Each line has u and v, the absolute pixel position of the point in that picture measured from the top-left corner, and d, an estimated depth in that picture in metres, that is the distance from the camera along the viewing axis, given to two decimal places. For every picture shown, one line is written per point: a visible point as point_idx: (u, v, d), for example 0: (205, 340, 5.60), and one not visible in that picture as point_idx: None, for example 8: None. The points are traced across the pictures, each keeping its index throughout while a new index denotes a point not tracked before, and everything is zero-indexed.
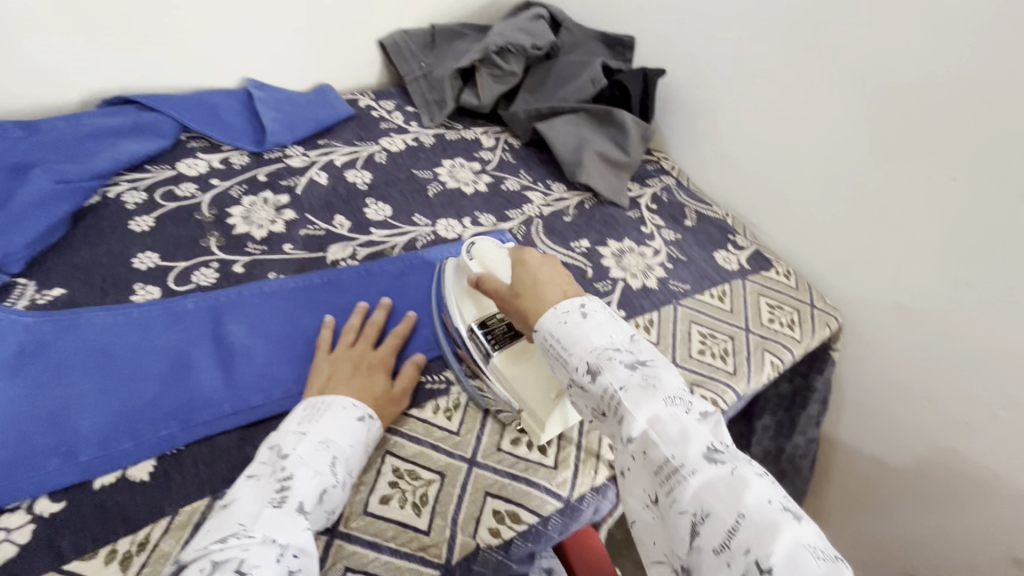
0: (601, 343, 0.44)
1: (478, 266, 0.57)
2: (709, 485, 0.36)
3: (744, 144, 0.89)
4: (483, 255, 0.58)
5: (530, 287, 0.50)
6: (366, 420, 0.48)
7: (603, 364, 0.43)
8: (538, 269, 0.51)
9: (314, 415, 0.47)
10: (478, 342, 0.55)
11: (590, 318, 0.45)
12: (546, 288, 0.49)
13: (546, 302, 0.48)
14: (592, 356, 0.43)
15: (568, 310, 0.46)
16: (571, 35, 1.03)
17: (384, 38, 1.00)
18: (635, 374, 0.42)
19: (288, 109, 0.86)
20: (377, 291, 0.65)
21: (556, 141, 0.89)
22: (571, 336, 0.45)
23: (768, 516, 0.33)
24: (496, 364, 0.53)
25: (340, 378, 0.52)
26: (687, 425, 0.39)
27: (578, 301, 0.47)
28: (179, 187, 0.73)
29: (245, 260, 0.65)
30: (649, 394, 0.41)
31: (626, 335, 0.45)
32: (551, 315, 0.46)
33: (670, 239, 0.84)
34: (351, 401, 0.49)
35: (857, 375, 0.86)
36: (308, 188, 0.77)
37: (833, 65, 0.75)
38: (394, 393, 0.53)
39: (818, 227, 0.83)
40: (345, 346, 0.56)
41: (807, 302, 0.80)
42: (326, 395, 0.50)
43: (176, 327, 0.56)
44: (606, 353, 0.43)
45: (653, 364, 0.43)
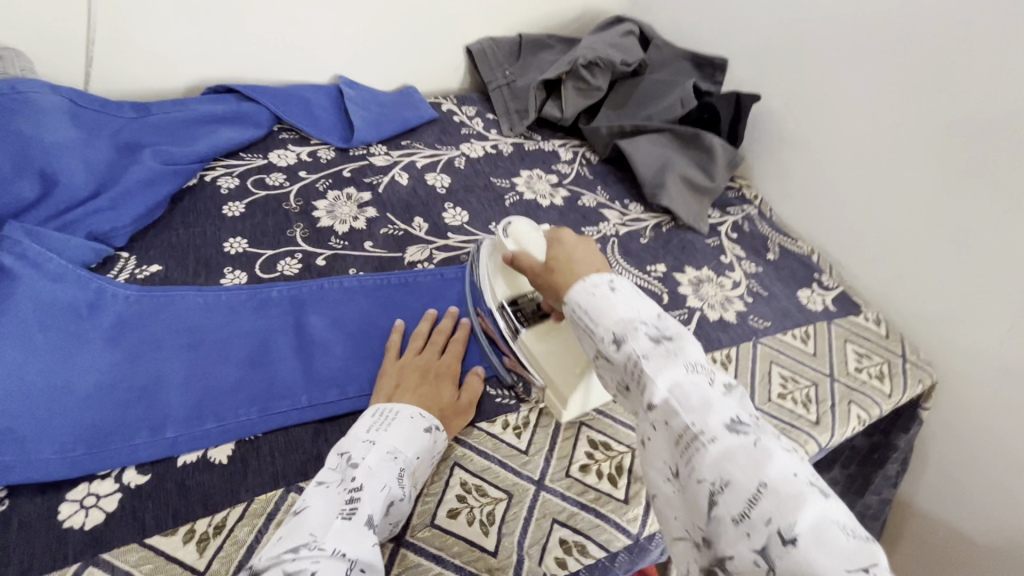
0: (627, 315, 0.42)
1: (511, 243, 0.56)
2: (731, 455, 0.33)
3: (840, 178, 0.84)
4: (517, 233, 0.57)
5: (564, 264, 0.49)
6: (433, 431, 0.47)
7: (628, 334, 0.41)
8: (573, 247, 0.50)
9: (382, 424, 0.46)
10: (508, 318, 0.55)
11: (617, 293, 0.44)
12: (580, 265, 0.48)
13: (578, 275, 0.47)
14: (618, 326, 0.41)
15: (597, 284, 0.44)
16: (660, 54, 1.01)
17: (471, 45, 1.00)
18: (659, 345, 0.40)
19: (375, 109, 0.88)
20: (450, 296, 0.64)
21: (638, 159, 0.86)
22: (598, 307, 0.43)
23: (793, 488, 0.31)
24: (523, 339, 0.54)
25: (407, 387, 0.51)
26: (709, 395, 0.36)
27: (609, 276, 0.45)
28: (270, 175, 0.75)
29: (328, 253, 0.66)
30: (671, 360, 0.38)
31: (652, 311, 0.43)
32: (581, 287, 0.45)
33: (751, 272, 0.80)
34: (418, 411, 0.48)
35: (946, 438, 0.79)
36: (390, 187, 0.78)
37: (954, 102, 0.70)
38: (460, 405, 0.52)
39: (916, 274, 0.78)
40: (413, 352, 0.55)
41: (899, 354, 0.74)
42: (393, 403, 0.49)
43: (260, 314, 0.57)
44: (630, 324, 0.41)
45: (676, 335, 0.41)
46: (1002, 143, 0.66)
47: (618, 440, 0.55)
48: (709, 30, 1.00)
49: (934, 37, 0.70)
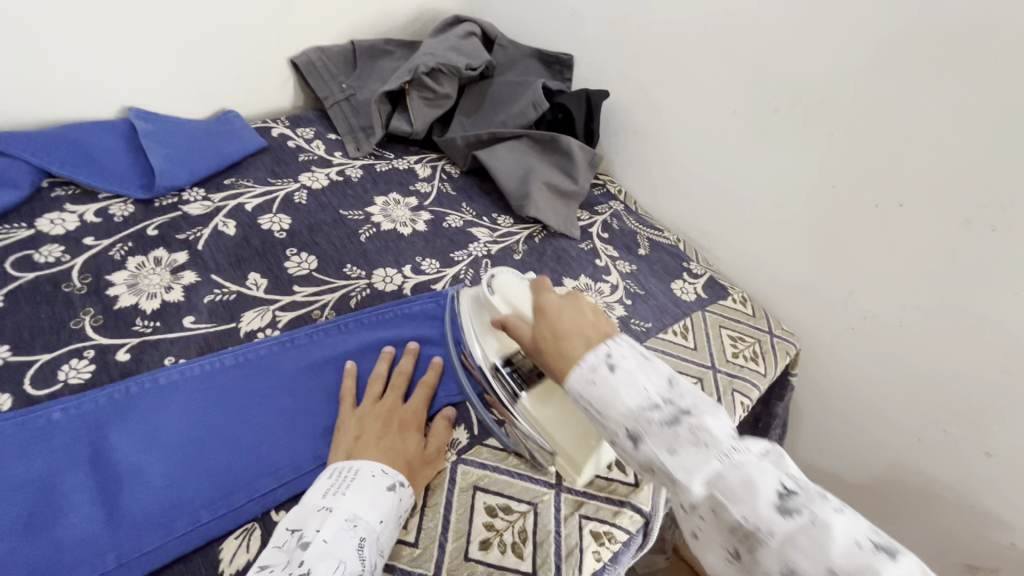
0: (636, 402, 0.40)
1: (501, 303, 0.53)
2: (791, 543, 0.33)
3: (694, 167, 0.86)
4: (502, 289, 0.54)
5: (552, 340, 0.46)
6: (398, 489, 0.45)
7: (641, 428, 0.39)
8: (558, 317, 0.47)
9: (340, 486, 0.44)
10: (503, 381, 0.52)
11: (620, 370, 0.42)
12: (570, 339, 0.45)
13: (568, 351, 0.45)
14: (630, 420, 0.40)
15: (594, 365, 0.42)
16: (506, 53, 0.97)
17: (296, 57, 0.88)
18: (679, 433, 0.38)
19: (182, 143, 0.73)
20: (305, 367, 0.54)
21: (500, 172, 0.82)
22: (603, 395, 0.41)
23: (861, 560, 0.31)
24: (524, 404, 0.51)
25: (369, 438, 0.49)
26: (749, 474, 0.35)
27: (604, 352, 0.43)
28: (40, 250, 0.58)
29: (133, 342, 0.52)
30: (700, 453, 0.37)
31: (662, 382, 0.41)
32: (577, 375, 0.43)
33: (626, 272, 0.80)
34: (379, 467, 0.45)
35: (814, 396, 0.86)
36: (212, 241, 0.65)
37: (776, 88, 0.73)
38: (428, 455, 0.50)
39: (769, 251, 0.82)
40: (371, 399, 0.52)
41: (766, 331, 0.78)
42: (353, 459, 0.46)
43: (39, 449, 0.44)
44: (641, 412, 0.40)
45: (695, 407, 0.39)
46: (820, 124, 0.71)
47: (516, 498, 0.50)
48: (550, 27, 0.97)
49: (749, 25, 0.73)
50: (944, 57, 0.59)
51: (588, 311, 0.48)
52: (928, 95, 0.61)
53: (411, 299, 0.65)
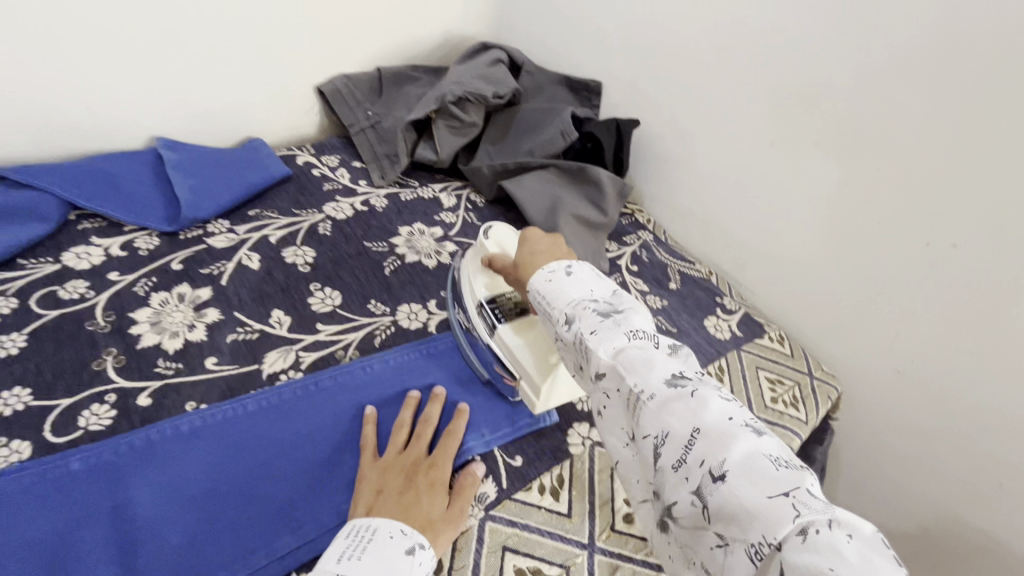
0: (579, 296, 0.46)
1: (494, 246, 0.58)
2: (668, 407, 0.36)
3: (728, 198, 0.83)
4: (498, 237, 0.59)
5: (527, 259, 0.52)
6: (417, 552, 0.42)
7: (577, 312, 0.44)
8: (537, 244, 0.53)
9: (357, 549, 0.41)
10: (486, 316, 0.57)
11: (573, 276, 0.47)
12: (542, 258, 0.51)
13: (538, 265, 0.50)
14: (569, 307, 0.45)
15: (554, 270, 0.48)
16: (533, 79, 0.96)
17: (323, 84, 0.88)
18: (606, 321, 0.43)
19: (208, 174, 0.73)
20: (330, 413, 0.52)
21: (527, 202, 0.80)
22: (552, 289, 0.47)
23: (723, 428, 0.34)
24: (500, 333, 0.55)
25: (390, 492, 0.46)
26: (652, 356, 0.39)
27: (565, 263, 0.49)
28: (65, 285, 0.58)
29: (155, 385, 0.51)
30: (615, 334, 0.42)
31: (605, 290, 0.46)
32: (538, 276, 0.48)
33: (657, 307, 0.77)
34: (399, 527, 0.43)
35: (855, 440, 0.81)
36: (237, 276, 0.64)
37: (818, 122, 0.70)
38: (450, 513, 0.46)
39: (807, 287, 0.79)
40: (395, 450, 0.50)
41: (806, 372, 0.74)
42: (372, 517, 0.44)
43: (57, 503, 0.42)
44: (581, 303, 0.45)
45: (626, 308, 0.44)
46: (867, 159, 0.67)
47: (547, 560, 0.48)
48: (578, 53, 0.96)
49: (789, 55, 0.71)
50: (1006, 93, 0.56)
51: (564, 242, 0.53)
52: (987, 133, 0.58)
53: (438, 340, 0.63)
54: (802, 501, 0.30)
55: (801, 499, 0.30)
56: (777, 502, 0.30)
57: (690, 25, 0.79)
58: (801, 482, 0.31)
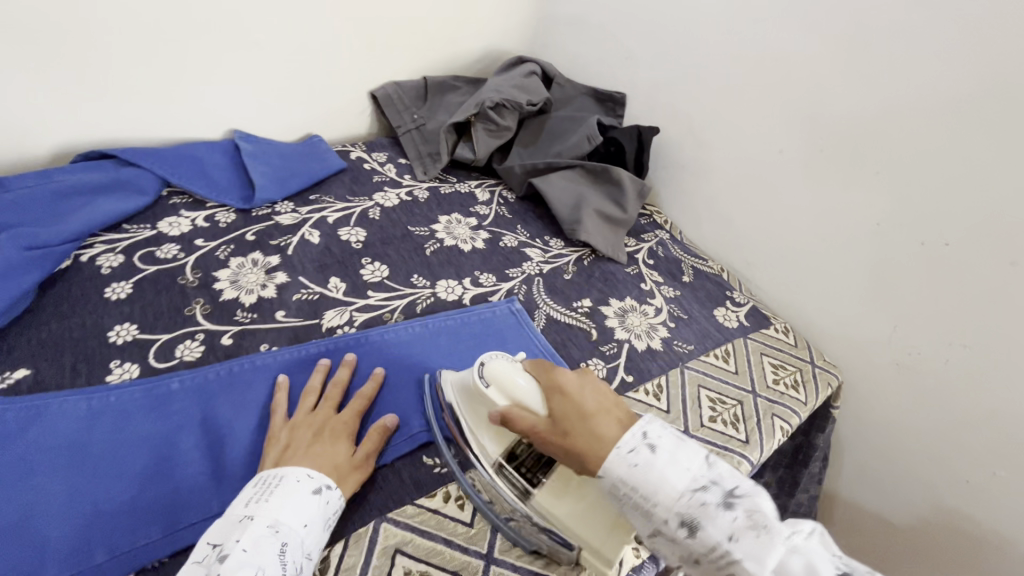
0: (682, 482, 0.41)
1: (498, 394, 0.50)
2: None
3: (740, 200, 0.90)
4: (497, 377, 0.50)
5: (578, 421, 0.46)
6: (324, 492, 0.45)
7: (697, 514, 0.39)
8: (581, 398, 0.47)
9: (263, 494, 0.44)
10: (512, 480, 0.49)
11: (660, 453, 0.42)
12: (597, 420, 0.45)
13: (605, 436, 0.44)
14: (681, 505, 0.40)
15: (635, 448, 0.42)
16: (563, 90, 1.05)
17: (376, 90, 0.99)
18: (735, 516, 0.38)
19: (277, 163, 0.83)
20: (380, 362, 0.61)
21: (554, 199, 0.88)
22: (649, 480, 0.41)
23: None
24: (539, 501, 0.47)
25: (298, 447, 0.49)
26: (808, 554, 0.36)
27: (640, 432, 0.43)
28: (160, 247, 0.68)
29: (235, 330, 0.60)
30: (761, 536, 0.37)
31: (700, 463, 0.42)
32: (615, 458, 0.42)
33: (670, 296, 0.84)
34: (306, 472, 0.46)
35: (857, 431, 0.86)
36: (300, 248, 0.73)
37: (822, 130, 0.77)
38: (357, 460, 0.50)
39: (813, 284, 0.84)
40: (304, 411, 0.53)
41: (808, 361, 0.80)
42: (280, 467, 0.47)
43: (159, 411, 0.51)
44: (691, 496, 0.40)
45: (740, 489, 0.40)
46: (868, 164, 0.74)
47: None
48: (605, 69, 1.05)
49: (799, 71, 0.78)
50: (991, 106, 0.62)
51: (605, 387, 0.49)
52: (976, 141, 0.64)
53: (473, 311, 0.71)
54: None
55: None
56: None
57: (709, 44, 0.88)
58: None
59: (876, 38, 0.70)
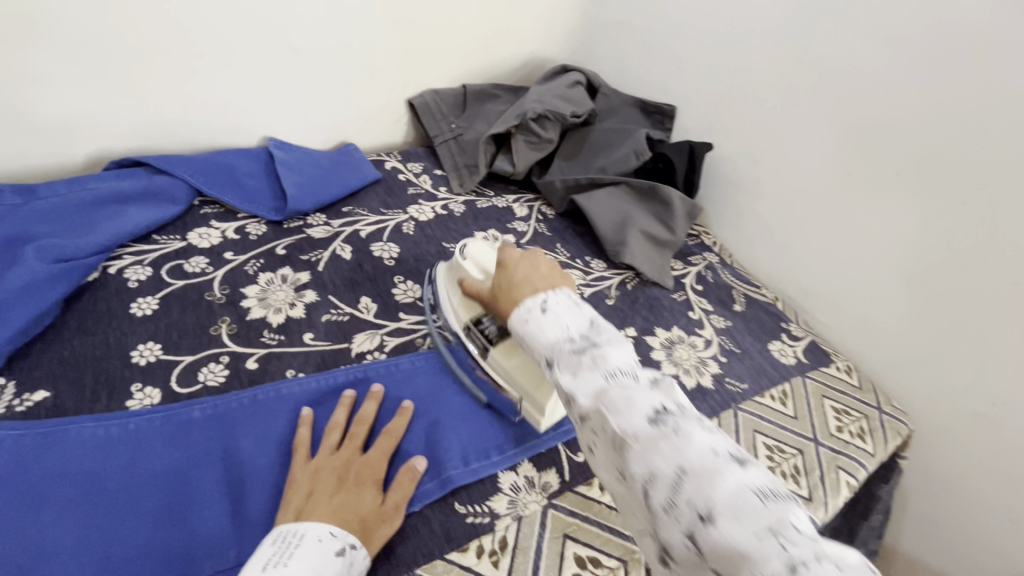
0: (556, 335, 0.45)
1: (472, 268, 0.60)
2: (653, 446, 0.36)
3: (800, 225, 0.83)
4: (475, 257, 0.61)
5: (507, 289, 0.52)
6: (347, 553, 0.42)
7: (556, 355, 0.44)
8: (515, 270, 0.53)
9: (282, 556, 0.40)
10: (475, 337, 0.57)
11: (548, 313, 0.46)
12: (520, 287, 0.51)
13: (518, 298, 0.50)
14: (547, 349, 0.45)
15: (529, 308, 0.48)
16: (608, 101, 1.00)
17: (414, 97, 0.95)
18: (581, 360, 0.42)
19: (311, 172, 0.80)
20: (410, 392, 0.57)
21: (597, 216, 0.83)
22: (531, 327, 0.47)
23: (709, 465, 0.34)
24: (492, 357, 0.55)
25: (321, 496, 0.45)
26: (632, 393, 0.38)
27: (541, 298, 0.48)
28: (189, 260, 0.65)
29: (261, 353, 0.57)
30: (595, 374, 0.41)
31: (583, 322, 0.45)
32: (516, 315, 0.48)
33: (720, 327, 0.77)
34: (327, 530, 0.42)
35: (924, 485, 0.78)
36: (331, 264, 0.70)
37: (901, 154, 0.70)
38: (384, 511, 0.46)
39: (879, 320, 0.77)
40: (328, 451, 0.49)
41: (874, 406, 0.72)
42: (301, 522, 0.43)
43: (178, 443, 0.48)
44: (558, 344, 0.44)
45: (602, 342, 0.43)
46: (952, 194, 0.66)
47: (607, 552, 0.49)
48: (653, 80, 0.99)
49: (874, 88, 0.71)
50: None
51: (541, 263, 0.53)
52: None
53: None
54: (789, 541, 0.30)
55: (789, 537, 0.30)
56: (766, 542, 0.30)
57: (770, 57, 0.81)
58: (787, 516, 0.31)
59: (968, 55, 0.62)
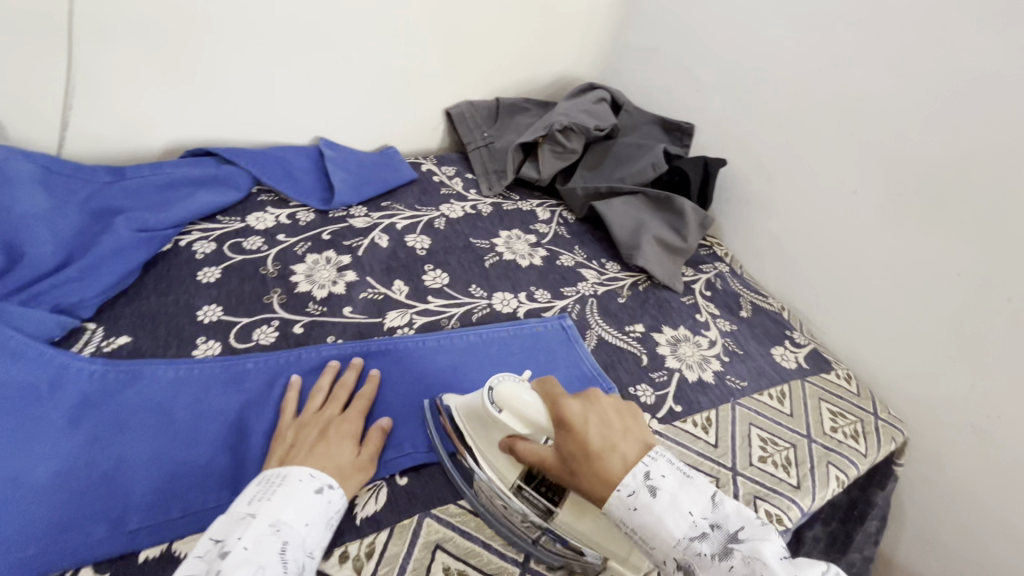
0: (682, 530, 0.40)
1: (511, 420, 0.49)
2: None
3: (807, 239, 0.88)
4: (509, 405, 0.48)
5: (585, 462, 0.43)
6: (325, 492, 0.45)
7: (693, 561, 0.39)
8: (587, 431, 0.44)
9: (266, 492, 0.44)
10: (532, 500, 0.49)
11: (660, 496, 0.41)
12: (606, 457, 0.43)
13: (607, 473, 0.43)
14: (678, 552, 0.40)
15: (632, 492, 0.41)
16: (631, 118, 1.06)
17: (451, 108, 1.04)
18: (730, 563, 0.38)
19: (355, 170, 0.89)
20: (433, 363, 0.64)
21: (613, 221, 0.89)
22: (648, 523, 0.41)
23: None
24: (562, 520, 0.48)
25: (302, 447, 0.50)
26: None
27: (642, 473, 0.42)
28: (247, 239, 0.74)
29: (306, 320, 0.65)
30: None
31: (705, 504, 0.41)
32: (614, 505, 0.42)
33: (725, 330, 0.82)
34: (307, 472, 0.46)
35: (921, 495, 0.80)
36: (370, 250, 0.78)
37: (903, 173, 0.74)
38: (360, 462, 0.51)
39: (880, 331, 0.81)
40: (311, 411, 0.54)
41: (871, 413, 0.76)
42: (284, 466, 0.47)
43: (233, 388, 0.56)
44: (688, 543, 0.40)
45: (742, 532, 0.39)
46: (949, 213, 0.71)
47: None
48: (674, 100, 1.06)
49: (877, 112, 0.76)
50: None
51: (613, 418, 0.46)
52: None
53: (526, 324, 0.73)
54: None
55: None
56: None
57: (783, 79, 0.87)
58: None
59: (963, 82, 0.67)
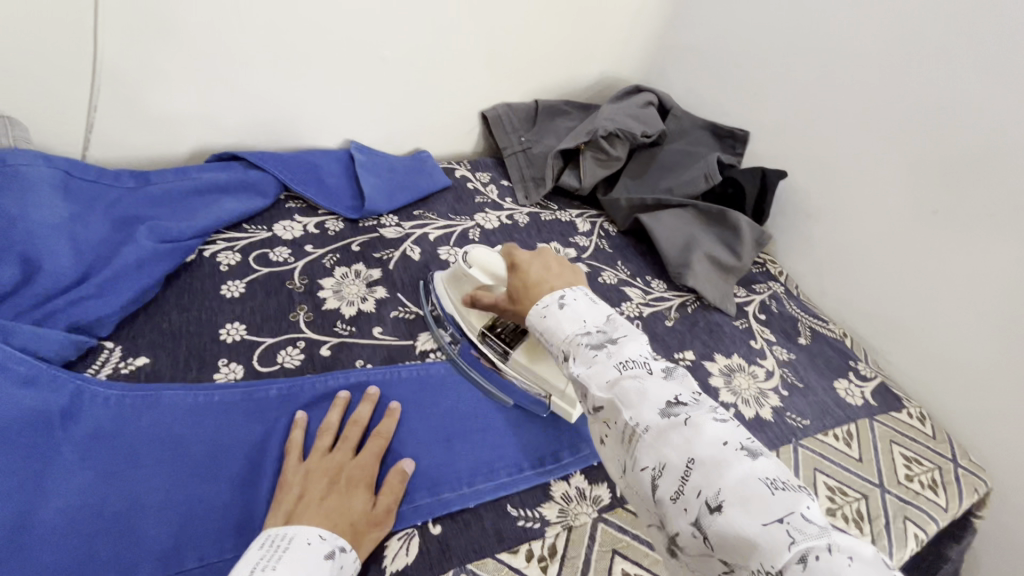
0: (572, 330, 0.43)
1: (478, 274, 0.58)
2: (663, 437, 0.35)
3: (875, 261, 0.80)
4: (478, 262, 0.58)
5: (523, 290, 0.50)
6: (337, 557, 0.41)
7: (572, 352, 0.42)
8: (527, 271, 0.51)
9: (271, 559, 0.39)
10: (493, 344, 0.59)
11: (566, 309, 0.45)
12: (539, 288, 0.49)
13: (535, 297, 0.48)
14: (564, 343, 0.43)
15: (546, 303, 0.46)
16: (679, 123, 0.99)
17: (486, 110, 0.98)
18: (597, 354, 0.41)
19: (386, 176, 0.84)
20: (467, 394, 0.59)
21: (660, 235, 0.83)
22: (549, 326, 0.45)
23: (719, 455, 0.33)
24: (514, 359, 0.58)
25: (311, 500, 0.45)
26: (646, 385, 0.37)
27: (557, 294, 0.46)
28: (273, 250, 0.70)
29: (334, 342, 0.61)
30: (607, 365, 0.40)
31: (600, 317, 0.44)
32: (533, 312, 0.47)
33: (783, 359, 0.75)
34: (317, 533, 0.41)
35: (1003, 551, 0.72)
36: (401, 263, 0.73)
37: (995, 195, 0.66)
38: (376, 515, 0.46)
39: (958, 368, 0.72)
40: (320, 453, 0.49)
41: (949, 459, 0.68)
42: (290, 525, 0.42)
43: (255, 419, 0.51)
44: (575, 338, 0.43)
45: (620, 337, 0.42)
46: None
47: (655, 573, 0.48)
48: (727, 104, 0.99)
49: (968, 124, 0.67)
50: None
51: (553, 262, 0.52)
52: None
53: None
54: (799, 528, 0.29)
55: (797, 524, 0.29)
56: (774, 530, 0.29)
57: (854, 83, 0.78)
58: (796, 506, 0.30)
59: None
